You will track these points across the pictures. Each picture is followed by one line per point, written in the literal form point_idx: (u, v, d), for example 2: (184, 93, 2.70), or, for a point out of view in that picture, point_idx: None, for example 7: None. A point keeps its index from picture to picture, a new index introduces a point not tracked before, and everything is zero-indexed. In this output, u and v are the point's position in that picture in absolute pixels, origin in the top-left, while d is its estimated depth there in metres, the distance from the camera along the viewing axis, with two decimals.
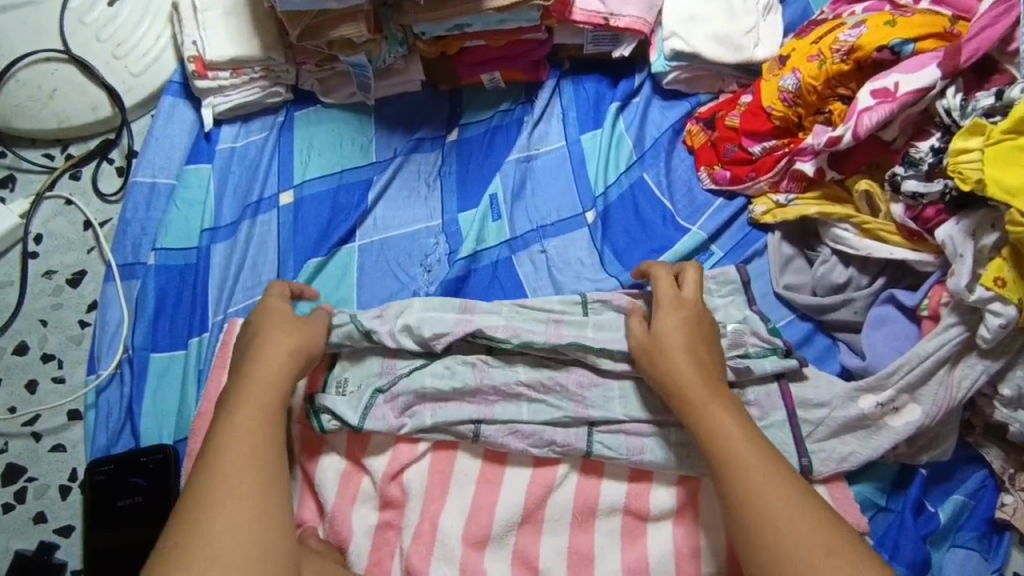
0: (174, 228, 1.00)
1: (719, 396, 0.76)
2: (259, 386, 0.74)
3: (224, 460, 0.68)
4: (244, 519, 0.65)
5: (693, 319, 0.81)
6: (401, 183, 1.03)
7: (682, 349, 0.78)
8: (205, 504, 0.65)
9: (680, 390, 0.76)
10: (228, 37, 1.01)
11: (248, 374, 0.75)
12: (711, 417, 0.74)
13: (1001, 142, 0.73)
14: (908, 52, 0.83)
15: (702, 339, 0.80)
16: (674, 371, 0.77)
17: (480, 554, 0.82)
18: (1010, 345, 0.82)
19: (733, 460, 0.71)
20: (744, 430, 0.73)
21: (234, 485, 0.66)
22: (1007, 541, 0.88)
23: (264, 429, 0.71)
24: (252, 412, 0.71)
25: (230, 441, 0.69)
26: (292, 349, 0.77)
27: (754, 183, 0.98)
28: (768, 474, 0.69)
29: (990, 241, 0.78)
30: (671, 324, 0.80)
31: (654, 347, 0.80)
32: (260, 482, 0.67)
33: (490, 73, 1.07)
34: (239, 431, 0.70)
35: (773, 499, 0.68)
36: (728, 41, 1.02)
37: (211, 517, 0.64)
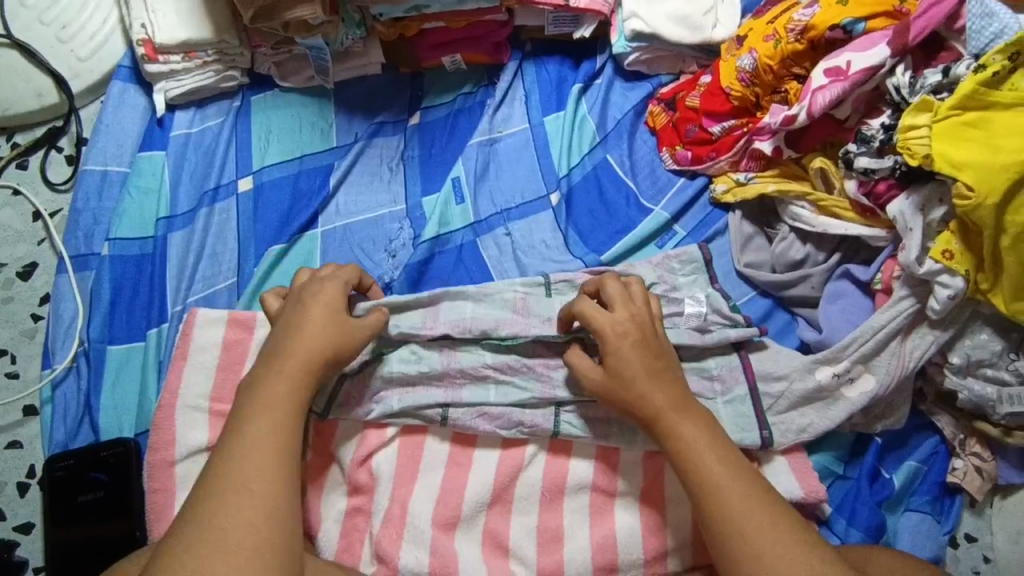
0: (129, 217, 0.97)
1: (684, 404, 0.76)
2: (281, 384, 0.71)
3: (240, 465, 0.66)
4: (254, 519, 0.64)
5: (639, 336, 0.78)
6: (364, 166, 1.02)
7: (638, 376, 0.76)
8: (218, 511, 0.64)
9: (646, 406, 0.76)
10: (177, 19, 0.99)
11: (256, 381, 0.72)
12: (678, 424, 0.74)
13: (949, 117, 0.75)
14: (859, 30, 0.85)
15: (656, 353, 0.78)
16: (639, 393, 0.76)
17: (451, 535, 0.83)
18: (959, 315, 0.85)
19: (703, 468, 0.72)
20: (705, 435, 0.74)
21: (246, 489, 0.65)
22: (958, 503, 0.92)
23: (269, 432, 0.69)
24: (271, 417, 0.69)
25: (243, 445, 0.67)
26: (290, 349, 0.74)
27: (715, 162, 0.99)
28: (735, 481, 0.70)
29: (938, 215, 0.80)
30: (620, 357, 0.77)
31: (618, 378, 0.77)
32: (273, 489, 0.66)
33: (451, 55, 1.06)
34: (255, 434, 0.68)
35: (742, 501, 0.69)
36: (687, 21, 1.02)
37: (223, 521, 0.63)
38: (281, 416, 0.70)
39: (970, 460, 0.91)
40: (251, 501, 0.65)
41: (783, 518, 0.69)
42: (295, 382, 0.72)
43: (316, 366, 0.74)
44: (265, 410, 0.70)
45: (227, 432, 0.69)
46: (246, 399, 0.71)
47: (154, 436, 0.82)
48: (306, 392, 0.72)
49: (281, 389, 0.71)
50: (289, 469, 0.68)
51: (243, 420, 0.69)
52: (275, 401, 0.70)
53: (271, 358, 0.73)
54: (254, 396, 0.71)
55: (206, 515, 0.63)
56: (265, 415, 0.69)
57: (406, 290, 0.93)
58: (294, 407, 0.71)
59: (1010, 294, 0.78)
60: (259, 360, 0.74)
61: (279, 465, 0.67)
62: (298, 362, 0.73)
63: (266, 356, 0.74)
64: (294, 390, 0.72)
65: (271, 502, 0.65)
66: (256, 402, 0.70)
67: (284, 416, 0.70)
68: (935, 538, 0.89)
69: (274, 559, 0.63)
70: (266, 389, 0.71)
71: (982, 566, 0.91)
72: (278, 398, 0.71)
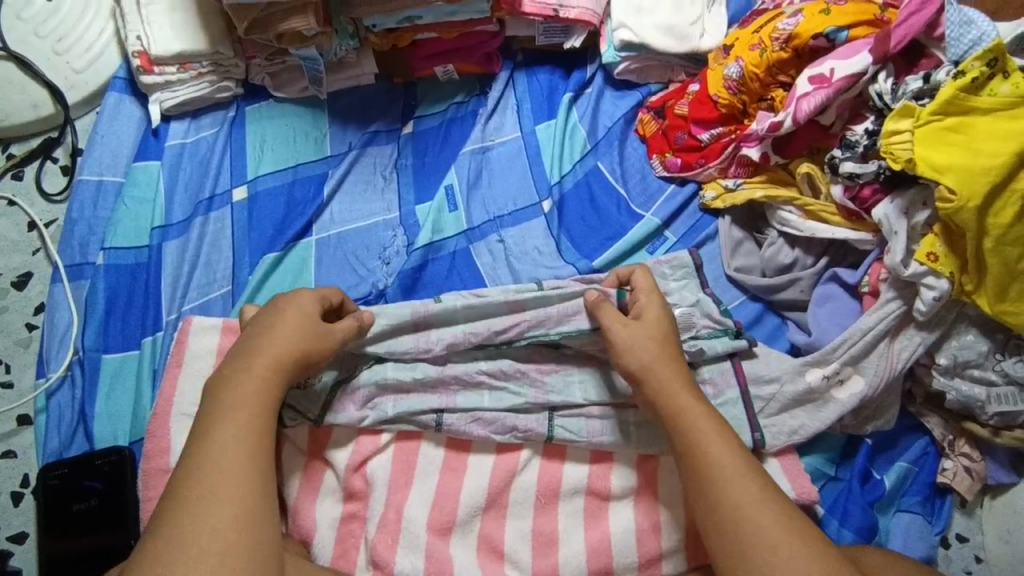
0: (123, 226, 0.97)
1: (702, 404, 0.76)
2: (248, 384, 0.72)
3: (208, 460, 0.67)
4: (225, 524, 0.64)
5: (653, 335, 0.80)
6: (358, 175, 1.03)
7: (653, 360, 0.78)
8: (188, 515, 0.64)
9: (671, 403, 0.77)
10: (173, 32, 1.00)
11: (230, 385, 0.72)
12: (691, 418, 0.75)
13: (930, 123, 0.77)
14: (842, 39, 0.87)
15: (670, 345, 0.80)
16: (654, 376, 0.78)
17: (446, 541, 0.83)
18: (945, 317, 0.86)
19: (715, 457, 0.72)
20: (722, 433, 0.74)
21: (214, 495, 0.65)
22: (949, 504, 0.93)
23: (241, 437, 0.69)
24: (238, 418, 0.70)
25: (215, 449, 0.68)
26: (269, 361, 0.74)
27: (704, 169, 1.01)
28: (747, 482, 0.70)
29: (922, 218, 0.81)
30: (635, 333, 0.80)
31: (623, 355, 0.80)
32: (240, 488, 0.66)
33: (444, 65, 1.07)
34: (224, 432, 0.69)
35: (753, 502, 0.69)
36: (674, 31, 1.04)
37: (191, 525, 0.63)
38: (253, 417, 0.71)
39: (960, 461, 0.92)
40: (222, 501, 0.65)
41: (802, 524, 0.68)
42: (262, 381, 0.73)
43: (278, 372, 0.74)
44: (237, 409, 0.71)
45: (195, 437, 0.70)
46: (214, 402, 0.71)
47: (149, 444, 0.82)
48: (274, 394, 0.73)
49: (250, 388, 0.72)
50: (257, 469, 0.68)
51: (211, 421, 0.70)
52: (245, 402, 0.71)
53: (240, 360, 0.74)
54: (224, 399, 0.71)
55: (176, 520, 0.63)
56: (236, 415, 0.70)
57: (399, 296, 0.94)
58: (260, 407, 0.71)
59: (993, 295, 0.79)
60: (227, 363, 0.75)
61: (250, 469, 0.68)
62: (266, 364, 0.74)
63: (237, 360, 0.74)
64: (262, 389, 0.72)
65: (237, 501, 0.65)
66: (228, 405, 0.71)
67: (256, 417, 0.71)
68: (926, 538, 0.89)
69: (242, 563, 0.63)
70: (237, 392, 0.72)
71: (974, 566, 0.92)
72: (247, 400, 0.71)
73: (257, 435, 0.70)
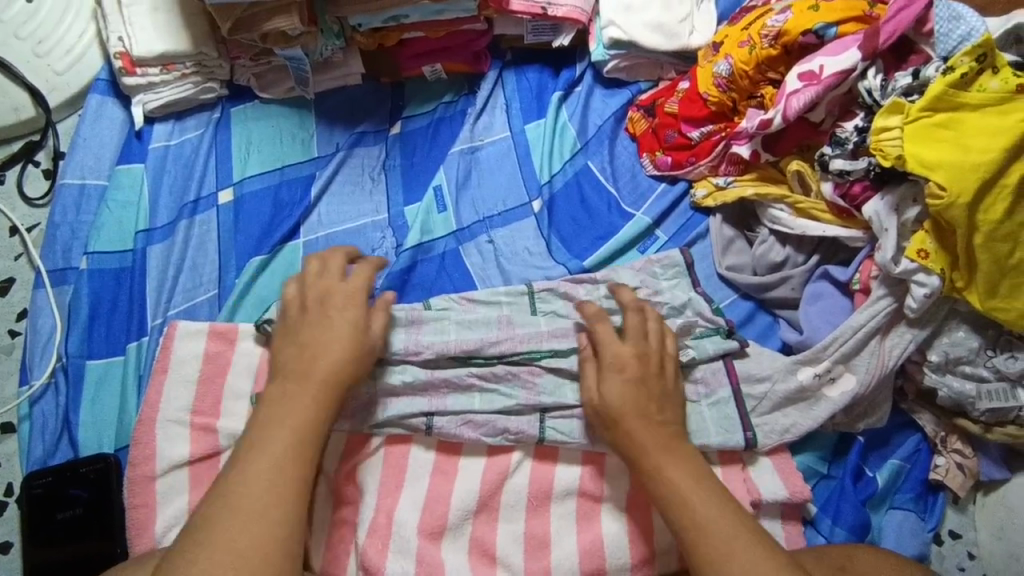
0: (107, 230, 0.96)
1: (671, 445, 0.78)
2: (303, 400, 0.74)
3: (241, 485, 0.68)
4: (263, 538, 0.66)
5: (638, 370, 0.81)
6: (346, 176, 1.02)
7: (628, 414, 0.79)
8: (232, 522, 0.66)
9: (635, 450, 0.78)
10: (156, 33, 0.98)
11: (284, 400, 0.74)
12: (665, 468, 0.76)
13: (919, 119, 0.76)
14: (831, 35, 0.86)
15: (648, 396, 0.80)
16: (625, 433, 0.78)
17: (437, 545, 0.82)
18: (936, 313, 0.85)
19: (691, 507, 0.73)
20: (693, 478, 0.75)
21: (258, 509, 0.67)
22: (941, 501, 0.92)
23: (288, 454, 0.71)
24: (288, 432, 0.72)
25: (263, 463, 0.70)
26: (331, 370, 0.76)
27: (695, 167, 1.00)
28: (724, 527, 0.71)
29: (912, 215, 0.80)
30: (612, 390, 0.80)
31: (606, 417, 0.80)
32: (271, 515, 0.67)
33: (432, 65, 1.06)
34: (264, 454, 0.70)
35: (725, 548, 0.70)
36: (663, 29, 1.03)
37: (234, 534, 0.65)
38: (302, 435, 0.72)
39: (952, 457, 0.92)
40: (253, 520, 0.66)
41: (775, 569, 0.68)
42: (317, 396, 0.74)
43: (334, 386, 0.75)
44: (287, 427, 0.72)
45: (245, 443, 0.72)
46: (268, 413, 0.73)
47: (134, 451, 0.81)
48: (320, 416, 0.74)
49: (306, 403, 0.73)
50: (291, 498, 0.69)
51: (262, 431, 0.72)
52: (294, 419, 0.72)
53: (296, 374, 0.75)
54: (279, 412, 0.73)
55: (221, 526, 0.66)
56: (285, 430, 0.72)
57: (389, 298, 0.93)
58: (305, 429, 0.72)
59: (984, 292, 0.79)
60: (285, 371, 0.76)
61: (293, 491, 0.69)
62: (319, 381, 0.75)
63: (298, 370, 0.76)
64: (317, 405, 0.74)
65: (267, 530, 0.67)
66: (280, 421, 0.72)
67: (300, 437, 0.72)
68: (919, 535, 0.89)
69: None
70: (291, 406, 0.73)
71: (967, 562, 0.92)
72: (300, 417, 0.73)
73: (297, 456, 0.71)
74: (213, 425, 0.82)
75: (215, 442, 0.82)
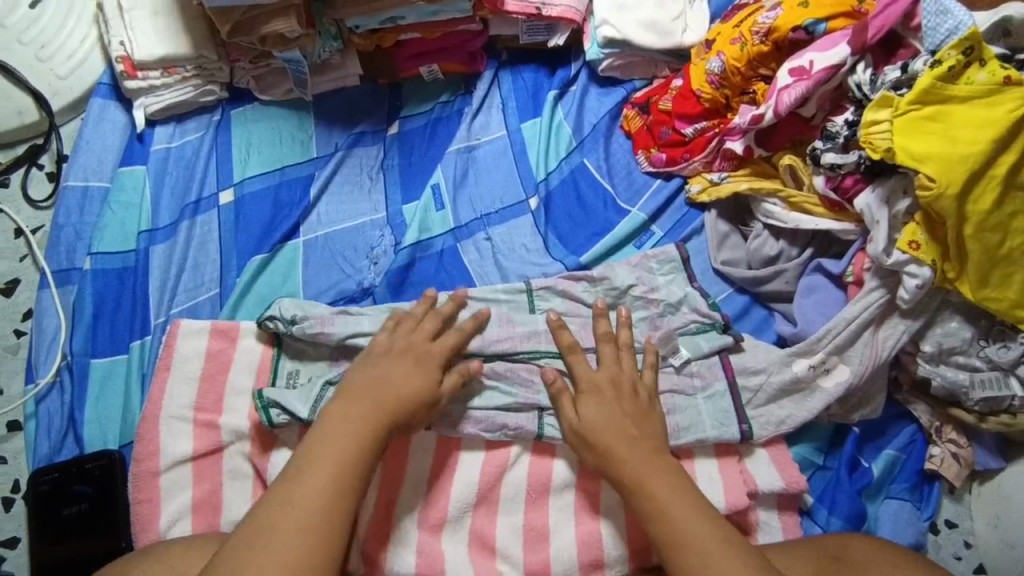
0: (110, 231, 0.97)
1: (652, 457, 0.78)
2: (359, 415, 0.77)
3: (293, 499, 0.70)
4: (309, 544, 0.68)
5: (613, 394, 0.83)
6: (345, 176, 1.03)
7: (611, 435, 0.80)
8: (283, 525, 0.69)
9: (616, 465, 0.78)
10: (156, 37, 1.00)
11: (343, 413, 0.77)
12: (648, 481, 0.76)
13: (908, 113, 0.77)
14: (821, 31, 0.87)
15: (623, 413, 0.82)
16: (608, 450, 0.79)
17: (438, 536, 0.83)
18: (928, 304, 0.86)
19: (672, 520, 0.74)
20: (675, 491, 0.76)
21: (308, 515, 0.70)
22: (937, 490, 0.93)
23: (343, 466, 0.73)
24: (343, 446, 0.74)
25: (317, 472, 0.72)
26: (389, 389, 0.79)
27: (689, 163, 1.01)
28: (708, 539, 0.72)
29: (903, 207, 0.81)
30: (591, 415, 0.81)
31: (585, 438, 0.81)
32: (319, 530, 0.69)
33: (429, 65, 1.08)
34: (318, 471, 0.72)
35: (709, 559, 0.71)
36: (657, 27, 1.05)
37: (285, 537, 0.68)
38: (356, 448, 0.75)
39: (947, 447, 0.92)
40: (300, 525, 0.69)
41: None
42: (373, 412, 0.77)
43: (393, 403, 0.78)
44: (343, 442, 0.74)
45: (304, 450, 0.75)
46: (327, 424, 0.76)
47: (138, 447, 0.82)
48: (373, 438, 0.76)
49: (363, 417, 0.76)
50: (338, 517, 0.70)
51: (319, 442, 0.75)
52: (349, 433, 0.75)
53: (357, 389, 0.79)
54: (337, 426, 0.76)
55: (272, 528, 0.68)
56: (341, 443, 0.74)
57: (388, 296, 0.94)
58: (358, 449, 0.75)
59: (975, 282, 0.80)
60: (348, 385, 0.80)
61: (343, 502, 0.71)
62: (379, 398, 0.78)
63: (362, 387, 0.79)
64: (375, 419, 0.77)
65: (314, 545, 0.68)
66: (337, 433, 0.75)
67: (355, 450, 0.74)
68: (914, 524, 0.90)
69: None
70: (348, 421, 0.76)
71: (964, 551, 0.93)
72: (355, 431, 0.75)
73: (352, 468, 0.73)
74: (215, 421, 0.84)
75: (218, 438, 0.83)
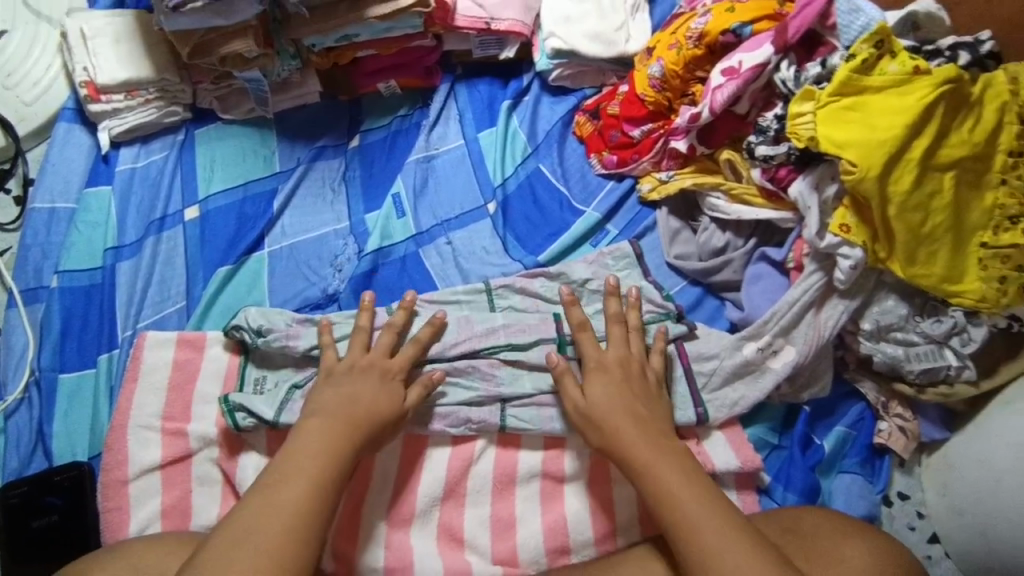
0: (77, 250, 1.00)
1: (660, 443, 0.81)
2: (336, 425, 0.79)
3: (270, 501, 0.72)
4: (280, 545, 0.70)
5: (620, 377, 0.86)
6: (307, 190, 1.07)
7: (619, 416, 0.82)
8: (256, 527, 0.70)
9: (623, 450, 0.81)
10: (119, 61, 1.03)
11: (321, 424, 0.79)
12: (656, 464, 0.78)
13: (829, 104, 0.83)
14: (747, 33, 0.93)
15: (633, 396, 0.85)
16: (616, 431, 0.81)
17: (406, 531, 0.86)
18: (864, 283, 0.91)
19: (680, 505, 0.75)
20: (682, 473, 0.78)
21: (279, 517, 0.71)
22: (888, 464, 0.97)
23: (317, 473, 0.75)
24: (320, 455, 0.77)
25: (292, 479, 0.74)
26: (360, 402, 0.81)
27: (638, 164, 1.06)
28: (714, 519, 0.73)
29: (831, 192, 0.87)
30: (599, 395, 0.84)
31: (591, 421, 0.84)
32: (293, 535, 0.71)
33: (386, 81, 1.12)
34: (293, 476, 0.74)
35: (712, 536, 0.72)
36: (601, 38, 1.10)
37: (256, 538, 0.70)
38: (335, 456, 0.77)
39: (894, 421, 0.97)
40: (271, 526, 0.71)
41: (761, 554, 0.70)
42: (343, 425, 0.79)
43: (367, 415, 0.81)
44: (320, 450, 0.77)
45: (280, 458, 0.77)
46: (302, 434, 0.79)
47: (107, 457, 0.84)
48: (347, 447, 0.78)
49: (338, 427, 0.79)
50: (312, 519, 0.72)
51: (295, 450, 0.77)
52: (326, 443, 0.77)
53: (336, 401, 0.81)
54: (315, 436, 0.78)
55: (245, 529, 0.70)
56: (320, 453, 0.77)
57: (353, 302, 0.97)
58: (331, 459, 0.77)
59: (904, 260, 0.85)
60: (325, 398, 0.82)
61: (317, 507, 0.73)
62: (356, 409, 0.81)
63: (341, 399, 0.82)
64: (349, 428, 0.79)
65: (286, 550, 0.70)
66: (316, 443, 0.77)
67: (331, 458, 0.77)
68: (867, 496, 0.94)
69: None
70: (326, 432, 0.78)
71: (917, 522, 0.96)
72: (334, 442, 0.78)
73: (327, 477, 0.76)
74: (183, 429, 0.85)
75: (186, 445, 0.85)
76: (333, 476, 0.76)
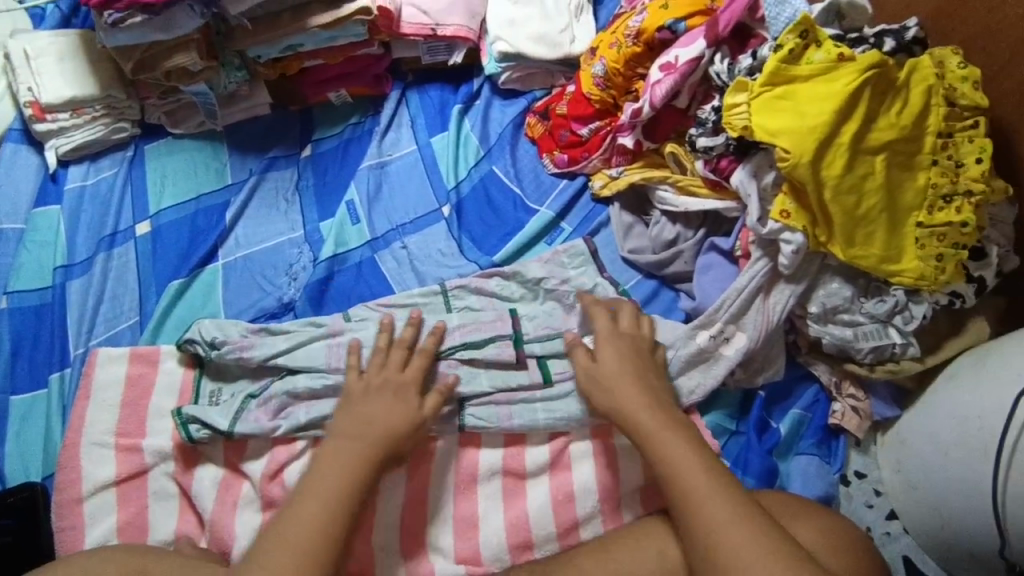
0: (27, 270, 0.99)
1: (671, 419, 0.80)
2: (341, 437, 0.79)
3: (290, 519, 0.73)
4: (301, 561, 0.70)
5: (627, 350, 0.87)
6: (259, 201, 1.07)
7: (624, 381, 0.83)
8: (280, 545, 0.71)
9: (632, 420, 0.80)
10: (64, 80, 1.03)
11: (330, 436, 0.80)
12: (663, 436, 0.78)
13: (761, 94, 0.85)
14: (681, 29, 0.95)
15: (636, 372, 0.85)
16: (622, 408, 0.81)
17: (368, 537, 0.85)
18: (808, 269, 0.93)
19: (684, 478, 0.74)
20: (691, 445, 0.77)
21: (297, 535, 0.72)
22: (843, 444, 0.99)
23: (329, 484, 0.76)
24: (332, 465, 0.77)
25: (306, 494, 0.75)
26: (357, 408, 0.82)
27: (589, 161, 1.08)
28: (719, 496, 0.72)
29: (769, 179, 0.89)
30: (605, 368, 0.85)
31: (600, 391, 0.84)
32: (314, 547, 0.71)
33: (336, 90, 1.13)
34: (307, 493, 0.75)
35: (716, 512, 0.71)
36: (546, 39, 1.12)
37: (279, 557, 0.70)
38: (346, 465, 0.77)
39: (847, 402, 0.98)
40: (292, 543, 0.71)
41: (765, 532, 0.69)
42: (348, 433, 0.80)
43: (367, 422, 0.81)
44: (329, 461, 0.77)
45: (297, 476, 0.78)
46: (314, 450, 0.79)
47: (60, 476, 0.83)
48: (354, 456, 0.78)
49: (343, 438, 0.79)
50: (329, 532, 0.73)
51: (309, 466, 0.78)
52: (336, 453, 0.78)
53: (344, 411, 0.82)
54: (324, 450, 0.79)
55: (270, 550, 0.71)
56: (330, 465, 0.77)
57: (309, 310, 0.97)
58: (339, 469, 0.77)
59: (844, 242, 0.87)
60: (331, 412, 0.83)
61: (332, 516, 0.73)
62: (360, 418, 0.81)
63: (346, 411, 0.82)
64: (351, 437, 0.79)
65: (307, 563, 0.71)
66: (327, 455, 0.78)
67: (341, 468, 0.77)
68: (823, 477, 0.96)
69: None
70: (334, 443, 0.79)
71: (874, 499, 0.98)
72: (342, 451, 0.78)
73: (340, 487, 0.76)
74: (138, 444, 0.85)
75: (141, 461, 0.85)
76: (341, 482, 0.76)
